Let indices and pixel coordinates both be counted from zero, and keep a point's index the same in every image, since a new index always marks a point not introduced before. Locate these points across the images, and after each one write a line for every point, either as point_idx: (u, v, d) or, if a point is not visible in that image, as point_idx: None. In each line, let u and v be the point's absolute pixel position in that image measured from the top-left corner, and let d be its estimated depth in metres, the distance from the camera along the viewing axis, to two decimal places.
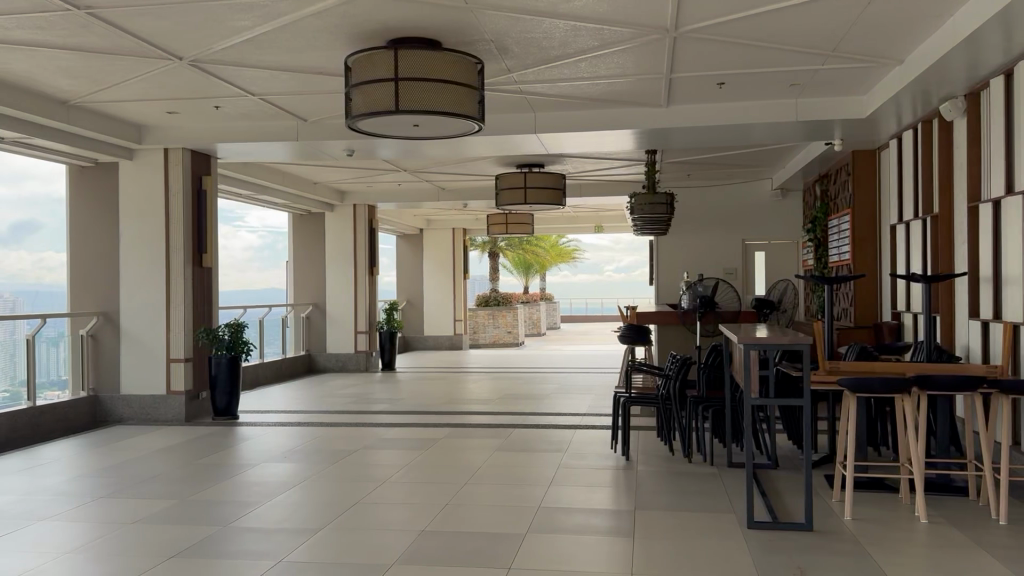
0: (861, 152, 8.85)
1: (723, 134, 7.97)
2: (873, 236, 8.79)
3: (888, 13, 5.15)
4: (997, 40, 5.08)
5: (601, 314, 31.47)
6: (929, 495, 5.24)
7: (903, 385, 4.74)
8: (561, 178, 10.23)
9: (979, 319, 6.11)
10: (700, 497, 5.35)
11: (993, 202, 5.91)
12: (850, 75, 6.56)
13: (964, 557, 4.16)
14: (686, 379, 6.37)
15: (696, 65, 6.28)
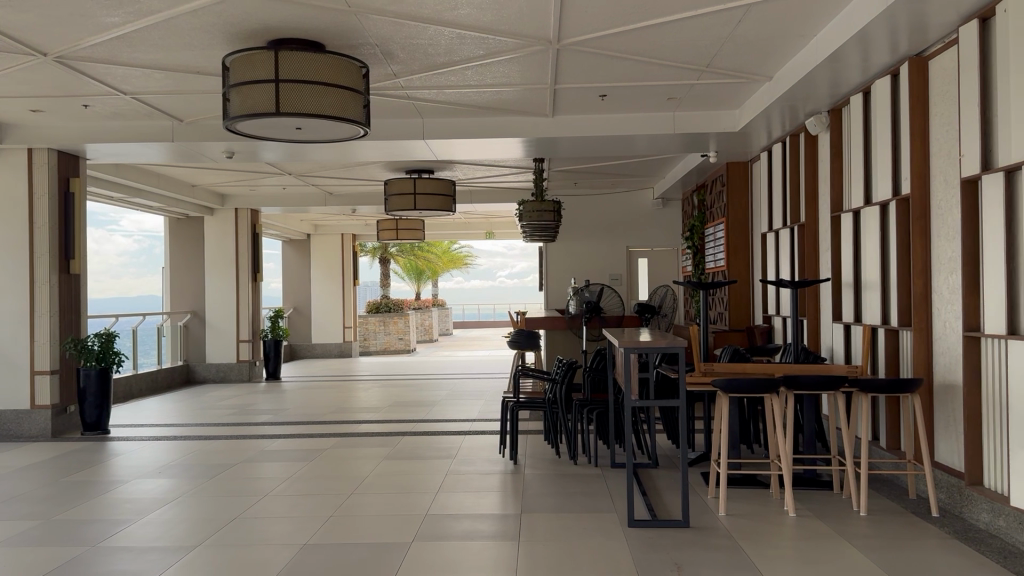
0: (735, 164, 9.26)
1: (606, 144, 8.17)
2: (746, 244, 9.20)
3: (757, 32, 5.41)
4: (855, 60, 5.44)
5: (492, 321, 31.63)
6: (797, 489, 5.51)
7: (772, 385, 4.99)
8: (451, 185, 10.22)
9: (840, 322, 6.48)
10: (584, 498, 5.44)
11: (853, 212, 6.29)
12: (724, 90, 6.86)
13: (829, 548, 4.40)
14: (572, 383, 6.49)
15: (580, 77, 6.41)
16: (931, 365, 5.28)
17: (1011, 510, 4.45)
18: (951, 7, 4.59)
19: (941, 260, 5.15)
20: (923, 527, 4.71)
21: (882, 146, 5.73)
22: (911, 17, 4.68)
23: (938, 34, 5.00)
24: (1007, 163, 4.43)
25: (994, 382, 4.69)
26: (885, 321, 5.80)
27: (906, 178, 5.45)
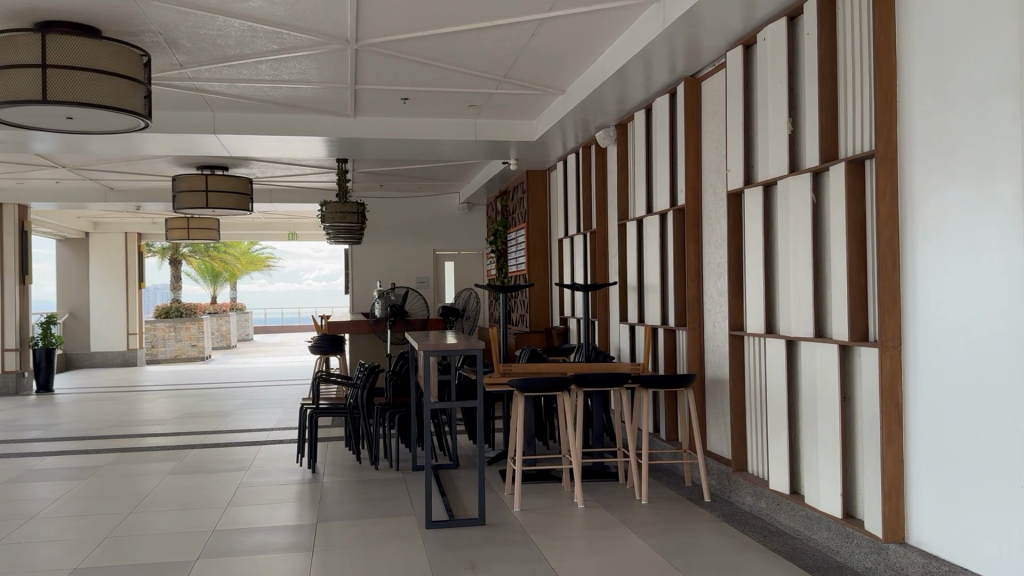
0: (534, 172, 9.59)
1: (410, 147, 8.18)
2: (544, 249, 9.55)
3: (550, 45, 5.64)
4: (638, 78, 5.81)
5: (295, 325, 30.68)
6: (587, 482, 5.80)
7: (563, 383, 5.21)
8: (248, 183, 9.81)
9: (627, 323, 6.89)
10: (382, 503, 5.41)
11: (637, 220, 6.72)
12: (521, 100, 7.09)
13: (613, 537, 4.66)
14: (374, 387, 6.43)
15: (380, 79, 6.38)
16: (703, 361, 5.75)
17: (770, 492, 4.93)
18: (719, 34, 5.03)
19: (711, 265, 5.61)
20: (695, 512, 5.11)
21: (662, 160, 6.17)
22: (687, 40, 5.08)
23: (709, 58, 5.46)
24: (765, 179, 4.93)
25: (755, 377, 5.18)
26: (664, 321, 6.24)
27: (682, 190, 5.89)
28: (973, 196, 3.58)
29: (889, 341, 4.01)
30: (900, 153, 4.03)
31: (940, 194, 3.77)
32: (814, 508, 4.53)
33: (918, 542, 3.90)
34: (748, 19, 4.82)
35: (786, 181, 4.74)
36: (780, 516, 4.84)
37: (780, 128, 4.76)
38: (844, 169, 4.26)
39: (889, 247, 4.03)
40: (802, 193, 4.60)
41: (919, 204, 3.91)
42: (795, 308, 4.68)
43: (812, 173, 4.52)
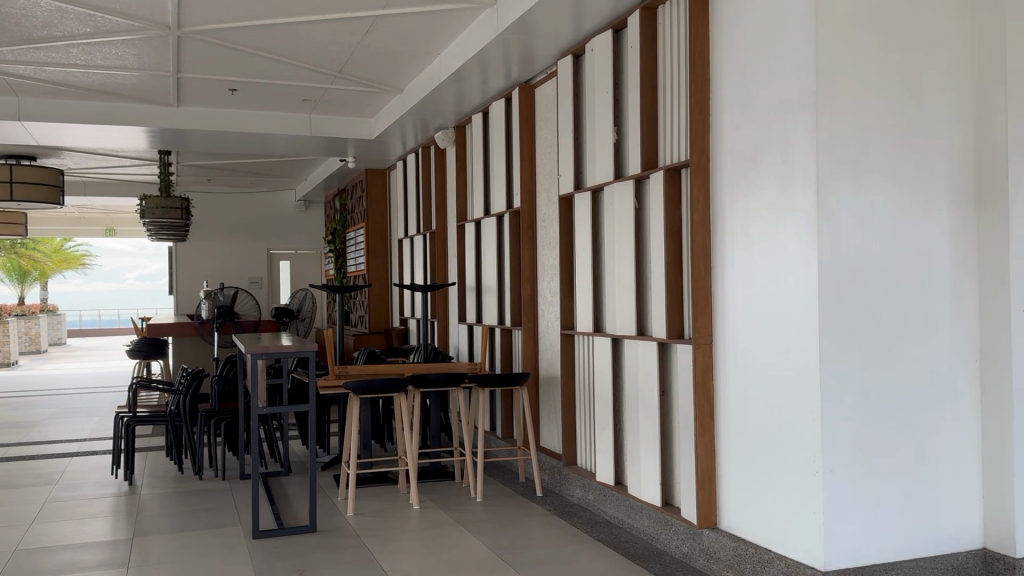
0: (373, 171, 9.48)
1: (241, 141, 7.87)
2: (383, 249, 9.48)
3: (385, 44, 5.61)
4: (475, 81, 5.89)
5: (117, 328, 28.69)
6: (422, 483, 5.80)
7: (399, 385, 5.16)
8: (59, 174, 9.10)
9: (465, 323, 6.95)
10: (206, 514, 5.18)
11: (475, 221, 6.80)
12: (357, 98, 7.00)
13: (445, 536, 4.69)
14: (199, 393, 6.13)
15: (207, 68, 6.10)
16: (537, 360, 5.90)
17: (597, 484, 5.12)
18: (551, 42, 5.19)
19: (545, 267, 5.77)
20: (527, 507, 5.24)
21: (498, 162, 6.28)
22: (520, 45, 5.19)
23: (542, 65, 5.61)
24: (593, 184, 5.12)
25: (583, 374, 5.37)
26: (501, 321, 6.35)
27: (518, 193, 6.02)
28: (775, 205, 3.88)
29: (702, 338, 4.28)
30: (712, 162, 4.32)
31: (747, 202, 4.07)
32: (636, 497, 4.75)
33: (728, 526, 4.19)
34: (577, 29, 5.00)
35: (612, 187, 4.95)
36: (606, 506, 5.05)
37: (607, 135, 4.96)
38: (663, 177, 4.50)
39: (703, 251, 4.30)
40: (626, 198, 4.82)
41: (729, 211, 4.20)
42: (621, 308, 4.89)
43: (635, 180, 4.74)
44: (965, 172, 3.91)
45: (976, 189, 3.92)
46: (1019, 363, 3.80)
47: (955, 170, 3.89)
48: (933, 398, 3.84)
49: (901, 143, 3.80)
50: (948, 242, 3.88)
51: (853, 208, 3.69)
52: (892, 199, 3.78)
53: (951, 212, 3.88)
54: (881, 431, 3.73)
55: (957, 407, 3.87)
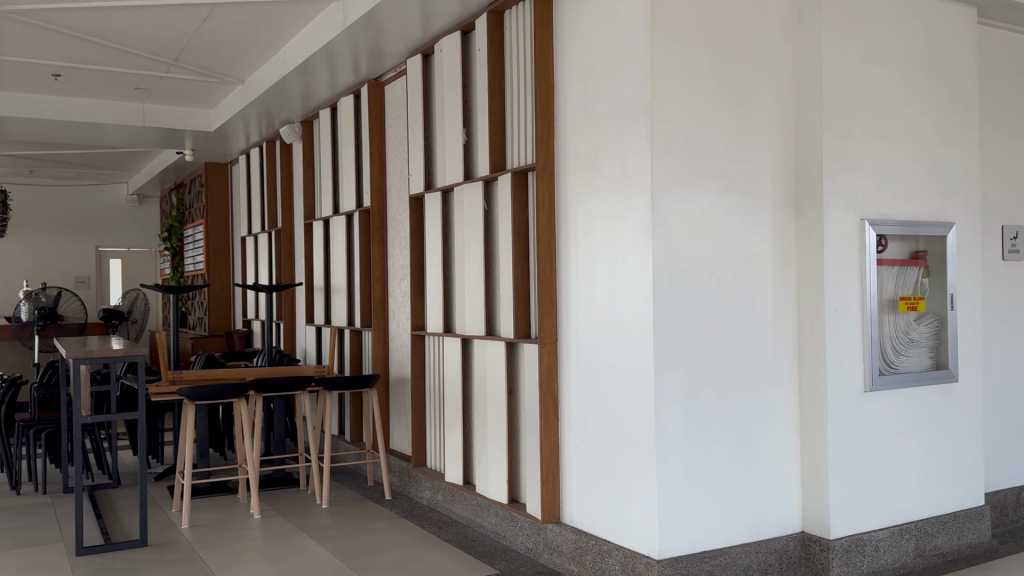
0: (214, 165, 9.09)
1: (66, 130, 7.33)
2: (225, 248, 9.11)
3: (225, 33, 5.38)
4: (322, 75, 5.76)
5: None
6: (265, 491, 5.61)
7: (239, 390, 4.93)
8: None
9: (312, 324, 6.78)
10: (22, 532, 4.77)
11: (323, 220, 6.64)
12: (196, 88, 6.67)
13: (289, 544, 4.55)
14: (15, 402, 5.64)
15: (26, 50, 5.63)
16: (386, 362, 5.83)
17: (446, 485, 5.10)
18: (399, 40, 5.15)
19: (395, 266, 5.71)
20: (375, 511, 5.16)
21: (346, 160, 6.16)
22: (369, 41, 5.12)
23: (391, 63, 5.56)
24: (443, 184, 5.12)
25: (432, 374, 5.35)
26: (350, 322, 6.23)
27: (366, 191, 5.93)
28: (614, 208, 4.01)
29: (547, 337, 4.37)
30: (558, 166, 4.40)
31: (588, 204, 4.18)
32: (484, 496, 4.77)
33: (571, 520, 4.28)
34: (425, 29, 4.99)
35: (461, 188, 4.96)
36: (454, 507, 5.05)
37: (455, 136, 4.97)
38: (511, 178, 4.55)
39: (548, 251, 4.39)
40: (476, 198, 4.83)
41: (572, 213, 4.31)
42: (469, 308, 4.90)
43: (484, 181, 4.77)
44: (784, 179, 4.16)
45: (794, 193, 4.18)
46: (833, 359, 4.06)
47: (775, 177, 4.13)
48: (758, 392, 4.06)
49: (727, 151, 4.00)
50: (771, 245, 4.12)
51: (683, 211, 3.87)
52: (719, 203, 3.98)
53: (772, 216, 4.12)
54: (712, 423, 3.91)
55: (779, 399, 4.12)
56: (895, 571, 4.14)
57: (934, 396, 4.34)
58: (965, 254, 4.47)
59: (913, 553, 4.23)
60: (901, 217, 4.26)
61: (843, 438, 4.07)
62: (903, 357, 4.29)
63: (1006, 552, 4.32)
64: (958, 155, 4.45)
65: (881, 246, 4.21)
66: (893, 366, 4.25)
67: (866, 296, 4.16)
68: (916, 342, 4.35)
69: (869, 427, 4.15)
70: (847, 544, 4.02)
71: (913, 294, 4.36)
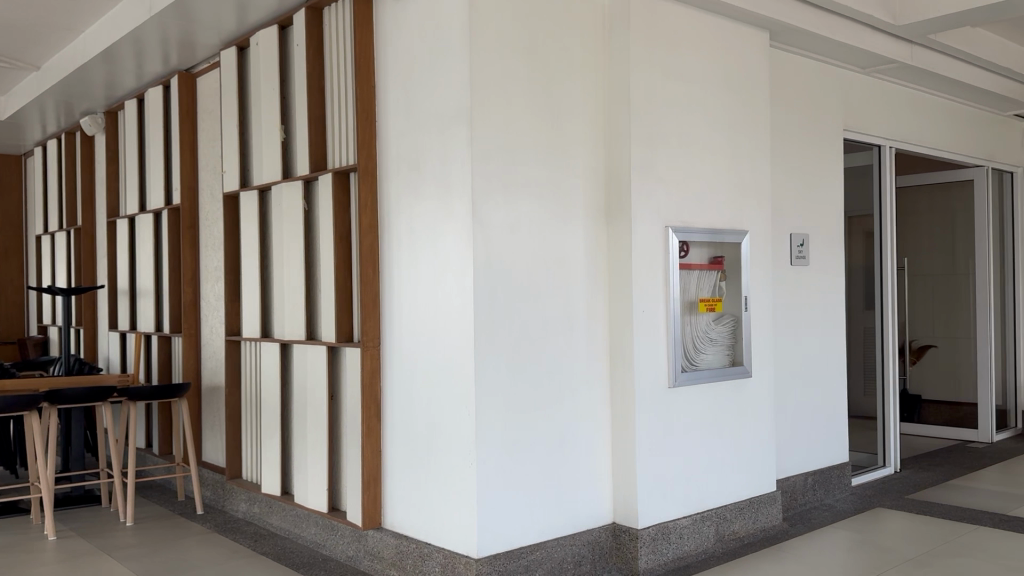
0: (4, 158, 8.35)
1: None
2: (18, 248, 8.39)
3: (15, 12, 4.95)
4: (128, 64, 5.41)
5: None
6: (61, 511, 5.19)
7: (30, 401, 4.53)
8: None
9: (116, 330, 6.35)
10: None
11: (128, 219, 6.24)
12: None
13: (87, 567, 4.22)
14: None
15: None
16: (199, 369, 5.56)
17: (262, 496, 4.92)
18: (212, 31, 4.92)
19: (208, 269, 5.46)
20: (186, 527, 4.90)
21: (155, 155, 5.82)
22: (179, 31, 4.87)
23: (204, 54, 5.32)
24: (259, 183, 4.94)
25: (248, 382, 5.15)
26: (158, 328, 5.88)
27: (176, 189, 5.63)
28: (435, 210, 4.01)
29: (370, 342, 4.26)
30: (379, 168, 4.33)
31: (409, 207, 4.16)
32: (302, 506, 4.63)
33: (391, 525, 4.23)
34: (240, 21, 4.80)
35: (279, 187, 4.81)
36: (271, 518, 4.87)
37: (272, 133, 4.82)
38: (329, 179, 4.45)
39: (370, 255, 4.29)
40: (294, 199, 4.69)
41: (394, 215, 4.24)
42: (288, 312, 4.75)
43: (303, 181, 4.64)
44: (597, 187, 4.34)
45: (606, 200, 4.37)
46: (641, 358, 4.27)
47: (587, 185, 4.29)
48: (572, 392, 4.19)
49: (543, 157, 4.10)
50: (584, 250, 4.27)
51: (503, 216, 3.94)
52: (536, 209, 4.08)
53: (585, 223, 4.28)
54: (528, 422, 4.00)
55: (590, 398, 4.27)
56: (697, 555, 4.40)
57: (730, 392, 4.66)
58: (758, 260, 4.82)
59: (713, 539, 4.51)
60: (702, 225, 4.55)
61: (650, 433, 4.28)
62: (702, 356, 4.58)
63: (794, 533, 4.70)
64: (752, 167, 4.81)
65: (683, 251, 4.48)
66: (694, 364, 4.53)
67: (670, 299, 4.41)
68: (714, 341, 4.65)
69: (673, 422, 4.38)
70: (654, 533, 4.23)
71: (712, 296, 4.66)
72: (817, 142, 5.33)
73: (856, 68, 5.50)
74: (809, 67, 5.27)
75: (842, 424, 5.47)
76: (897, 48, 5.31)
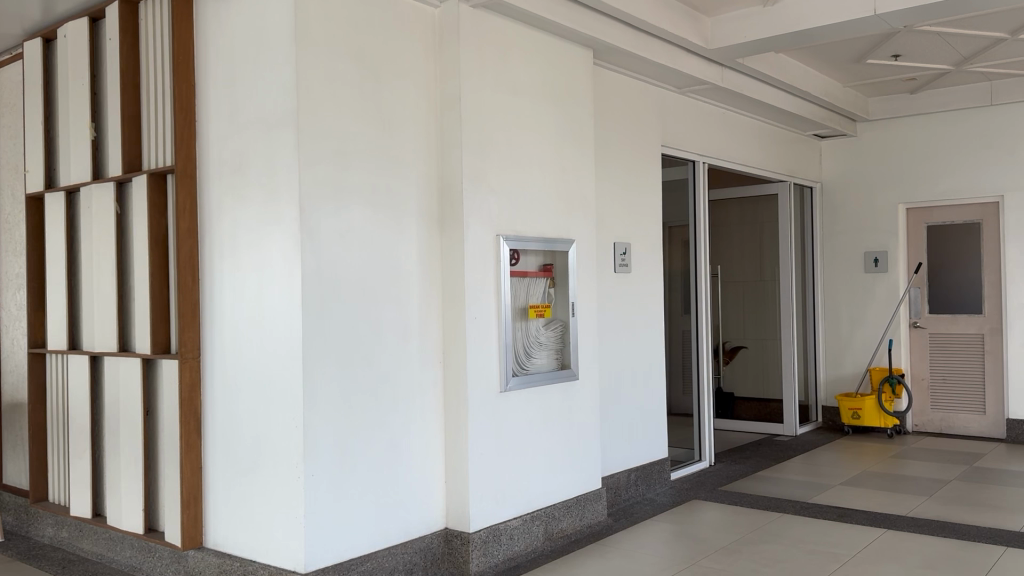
0: None
1: None
2: None
3: None
4: None
5: None
6: None
7: None
8: None
9: None
10: None
11: None
12: None
13: None
14: None
15: None
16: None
17: (71, 520, 4.61)
18: (13, 19, 4.58)
19: (8, 275, 5.07)
20: None
21: None
22: None
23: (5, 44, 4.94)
24: (67, 184, 4.64)
25: (54, 397, 4.82)
26: None
27: None
28: (259, 214, 3.88)
29: (188, 352, 4.07)
30: (199, 171, 4.14)
31: (232, 211, 4.00)
32: (116, 528, 4.37)
33: (214, 544, 4.06)
34: (46, 10, 4.50)
35: (88, 189, 4.53)
36: (82, 543, 4.58)
37: (82, 132, 4.53)
38: (145, 182, 4.22)
39: (190, 262, 4.09)
40: (106, 202, 4.43)
41: (216, 221, 4.08)
42: (99, 322, 4.47)
43: (115, 183, 4.39)
44: (428, 194, 4.35)
45: (438, 208, 4.39)
46: (473, 364, 4.32)
47: (419, 193, 4.30)
48: (403, 399, 4.18)
49: (373, 162, 4.06)
50: (416, 258, 4.27)
51: (333, 223, 3.85)
52: (368, 217, 4.03)
53: (416, 231, 4.28)
54: (358, 431, 3.94)
55: (422, 404, 4.28)
56: (527, 554, 4.51)
57: (558, 396, 4.81)
58: (584, 268, 5.01)
59: (542, 537, 4.64)
60: (533, 234, 4.68)
61: (481, 435, 4.34)
62: (533, 360, 4.70)
63: (619, 528, 4.91)
64: (578, 180, 5.00)
65: (514, 259, 4.58)
66: (524, 368, 4.64)
67: (501, 305, 4.49)
68: (544, 345, 4.79)
69: (503, 425, 4.47)
70: (485, 536, 4.30)
71: (542, 302, 4.80)
72: (639, 156, 5.61)
73: (674, 87, 5.84)
74: (631, 84, 5.54)
75: (661, 422, 5.78)
76: (710, 70, 5.68)
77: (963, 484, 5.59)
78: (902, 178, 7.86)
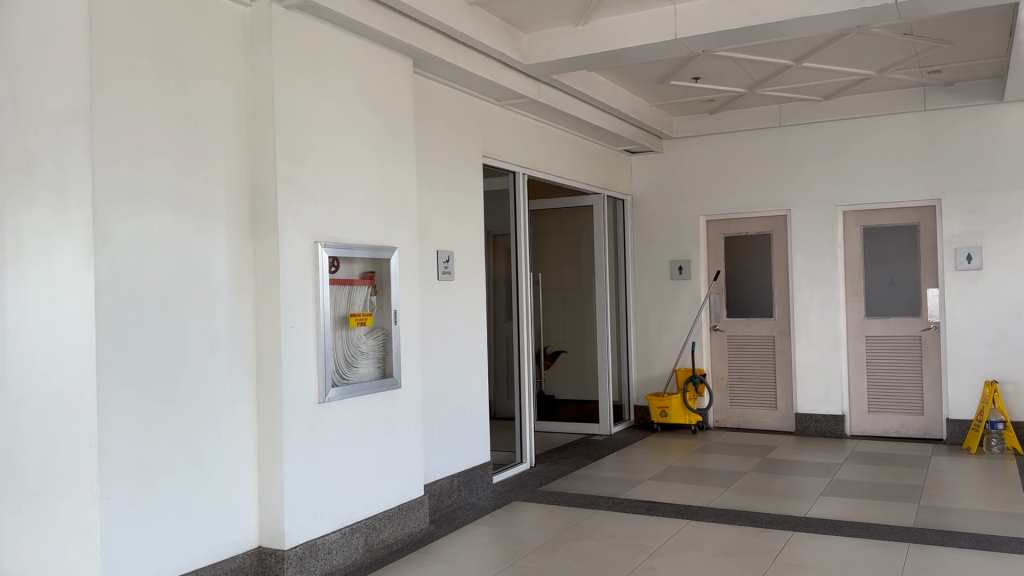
0: None
1: None
2: None
3: None
4: None
5: None
6: None
7: None
8: None
9: None
10: None
11: None
12: None
13: None
14: None
15: None
16: None
17: None
18: None
19: None
20: None
21: None
22: None
23: None
24: None
25: None
26: None
27: None
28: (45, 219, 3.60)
29: None
30: None
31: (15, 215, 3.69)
32: None
33: None
34: None
35: None
36: None
37: None
38: None
39: None
40: None
41: None
42: None
43: None
44: (239, 199, 4.20)
45: (250, 215, 4.26)
46: (288, 375, 4.22)
47: (228, 199, 4.14)
48: (211, 414, 4.02)
49: (176, 166, 3.87)
50: (225, 265, 4.12)
51: (130, 229, 3.64)
52: (170, 223, 3.84)
53: (226, 237, 4.12)
54: (161, 447, 3.74)
55: (233, 418, 4.13)
56: (346, 568, 4.46)
57: (380, 405, 4.79)
58: (405, 276, 5.02)
59: (362, 549, 4.61)
60: (353, 241, 4.63)
61: (297, 449, 4.24)
62: (354, 369, 4.66)
63: (439, 534, 4.96)
64: (399, 188, 5.00)
65: (334, 266, 4.52)
66: (346, 378, 4.58)
67: (319, 314, 4.40)
68: (366, 354, 4.75)
69: (322, 437, 4.39)
70: (301, 552, 4.21)
71: (363, 311, 4.75)
72: (461, 165, 5.69)
73: (493, 100, 5.97)
74: (451, 94, 5.61)
75: (482, 427, 5.89)
76: (527, 84, 5.85)
77: (758, 475, 6.08)
78: (707, 191, 8.42)
